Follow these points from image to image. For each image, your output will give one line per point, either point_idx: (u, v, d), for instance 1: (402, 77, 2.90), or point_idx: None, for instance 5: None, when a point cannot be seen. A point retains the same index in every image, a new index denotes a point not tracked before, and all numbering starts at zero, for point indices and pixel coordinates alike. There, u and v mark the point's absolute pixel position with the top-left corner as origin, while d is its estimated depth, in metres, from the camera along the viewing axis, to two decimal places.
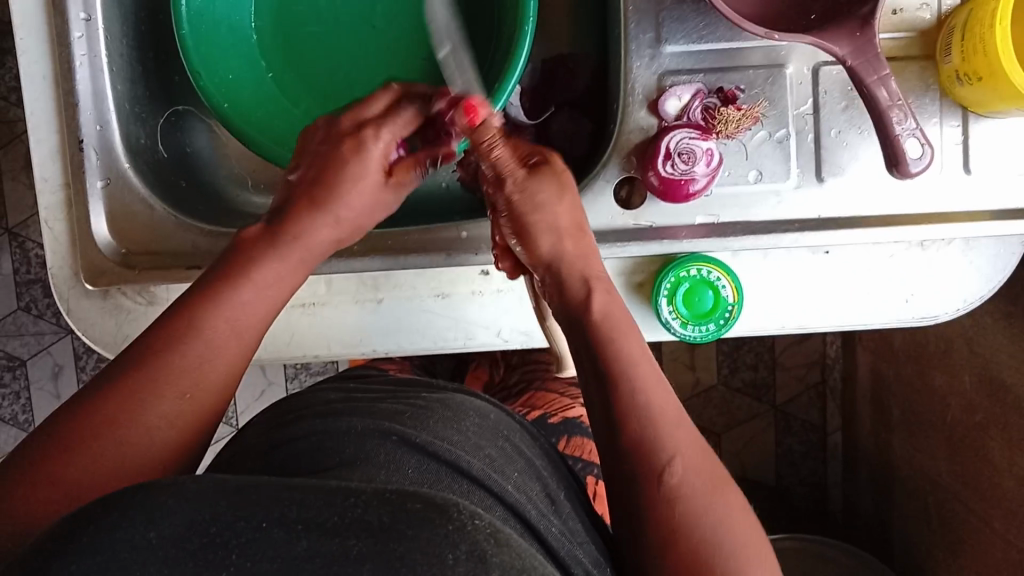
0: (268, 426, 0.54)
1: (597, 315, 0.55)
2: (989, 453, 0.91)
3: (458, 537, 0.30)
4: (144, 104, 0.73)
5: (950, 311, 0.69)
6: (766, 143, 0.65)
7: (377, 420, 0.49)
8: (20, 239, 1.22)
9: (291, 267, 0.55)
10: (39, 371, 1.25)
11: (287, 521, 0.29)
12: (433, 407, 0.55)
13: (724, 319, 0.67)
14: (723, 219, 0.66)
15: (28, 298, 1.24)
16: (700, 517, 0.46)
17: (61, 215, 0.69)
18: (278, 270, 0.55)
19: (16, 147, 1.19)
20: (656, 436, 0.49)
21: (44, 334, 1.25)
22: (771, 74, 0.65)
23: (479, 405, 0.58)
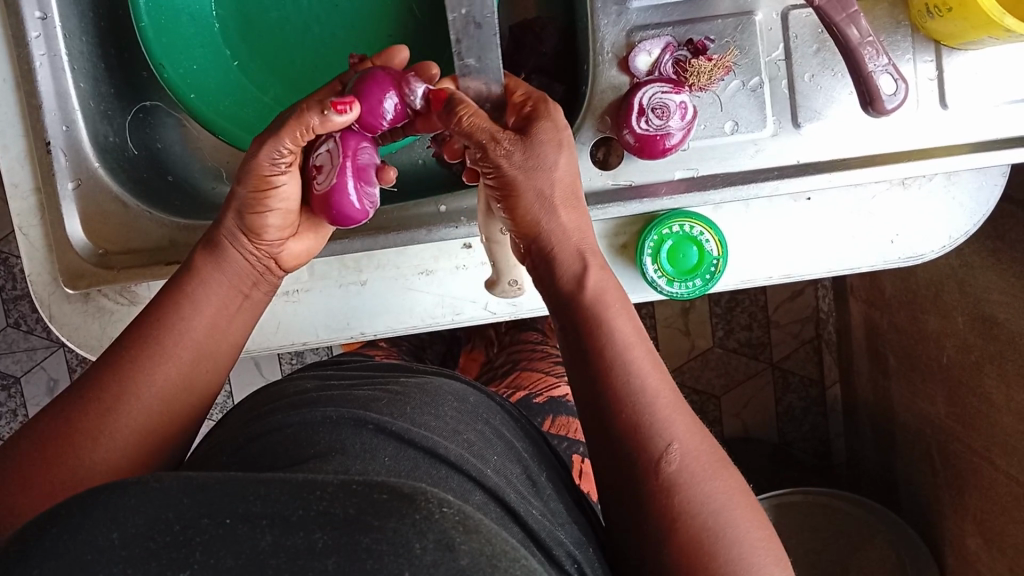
0: (245, 420, 0.53)
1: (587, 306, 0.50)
2: (985, 391, 0.92)
3: (426, 526, 0.28)
4: (110, 103, 0.72)
5: (936, 250, 0.68)
6: (739, 91, 0.65)
7: (351, 409, 0.48)
8: (4, 255, 1.23)
9: (227, 288, 0.55)
10: (34, 388, 1.27)
11: (250, 516, 0.28)
12: (411, 392, 0.54)
13: (710, 272, 0.65)
14: (702, 172, 0.66)
15: (17, 314, 1.25)
16: (702, 500, 0.45)
17: (37, 223, 0.69)
18: (213, 297, 0.54)
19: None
20: (653, 420, 0.46)
21: (35, 350, 1.26)
22: (740, 23, 0.65)
23: (457, 388, 0.57)
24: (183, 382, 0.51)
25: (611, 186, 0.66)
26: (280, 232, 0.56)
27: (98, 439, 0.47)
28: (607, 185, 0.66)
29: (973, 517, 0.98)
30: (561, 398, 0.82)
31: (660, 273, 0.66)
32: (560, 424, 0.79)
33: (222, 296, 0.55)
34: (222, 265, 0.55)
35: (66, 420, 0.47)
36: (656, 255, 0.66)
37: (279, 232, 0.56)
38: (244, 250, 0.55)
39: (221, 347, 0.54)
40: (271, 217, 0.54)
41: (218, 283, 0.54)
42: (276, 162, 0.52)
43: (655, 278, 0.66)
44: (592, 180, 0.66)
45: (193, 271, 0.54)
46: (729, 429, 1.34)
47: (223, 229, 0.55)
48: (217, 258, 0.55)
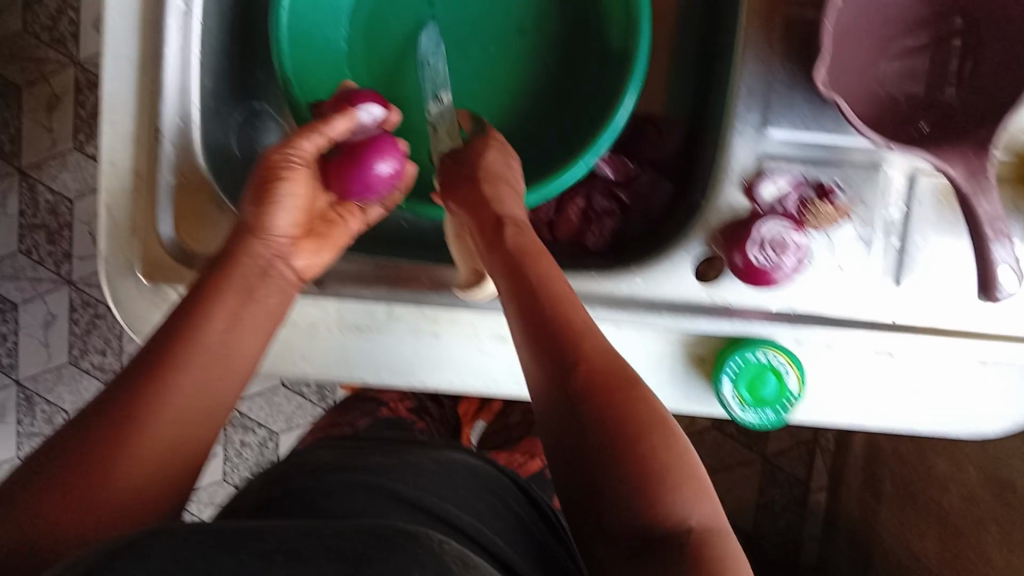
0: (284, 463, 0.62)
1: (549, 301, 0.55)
2: (984, 548, 0.96)
3: (426, 558, 0.34)
4: (223, 100, 0.71)
5: (996, 430, 0.69)
6: (854, 241, 0.66)
7: (362, 479, 0.57)
8: (31, 180, 1.30)
9: (239, 288, 0.57)
10: (28, 317, 1.34)
11: (265, 553, 0.33)
12: (406, 470, 0.61)
13: (785, 406, 0.65)
14: (798, 309, 0.66)
15: (30, 242, 1.32)
16: (678, 509, 0.49)
17: (125, 204, 0.67)
18: (234, 301, 0.56)
19: (43, 87, 1.29)
20: (608, 426, 0.51)
21: (39, 281, 1.34)
22: (870, 176, 0.65)
23: (466, 463, 0.67)
24: (194, 419, 0.52)
25: (706, 302, 0.66)
26: (289, 232, 0.61)
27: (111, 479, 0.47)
28: (703, 300, 0.66)
29: None
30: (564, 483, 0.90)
31: (736, 396, 0.66)
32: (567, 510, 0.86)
33: (230, 301, 0.56)
34: (230, 270, 0.57)
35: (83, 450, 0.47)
36: (737, 378, 0.65)
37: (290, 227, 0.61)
38: (255, 251, 0.59)
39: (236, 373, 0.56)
40: (282, 207, 0.60)
41: (229, 288, 0.57)
42: (303, 150, 0.61)
43: (729, 399, 0.66)
44: (690, 292, 0.66)
45: (214, 271, 0.58)
46: None
47: (229, 239, 0.59)
48: (226, 266, 0.57)
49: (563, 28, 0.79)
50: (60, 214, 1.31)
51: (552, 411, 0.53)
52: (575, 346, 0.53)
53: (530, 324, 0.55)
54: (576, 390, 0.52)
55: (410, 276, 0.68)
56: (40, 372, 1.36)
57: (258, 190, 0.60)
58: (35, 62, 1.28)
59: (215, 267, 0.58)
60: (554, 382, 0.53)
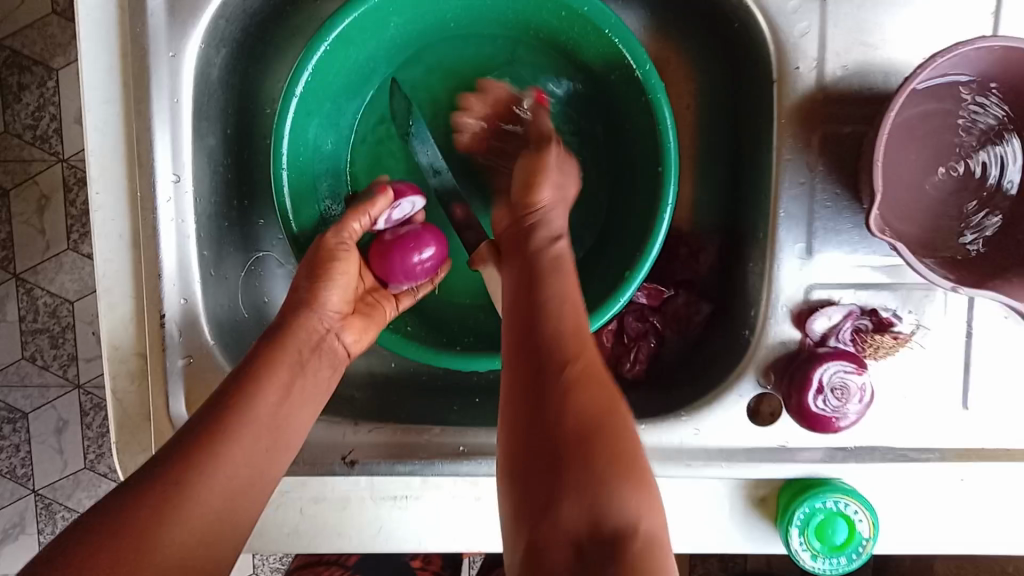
0: None
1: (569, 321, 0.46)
2: None
3: None
4: (226, 263, 0.66)
5: None
6: (917, 367, 0.61)
7: None
8: (28, 285, 1.15)
9: (283, 368, 0.52)
10: (40, 426, 1.19)
11: None
12: None
13: (858, 552, 0.60)
14: (860, 443, 0.62)
15: (33, 347, 1.17)
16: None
17: (133, 389, 0.63)
18: (277, 380, 0.51)
19: (31, 188, 1.13)
20: (608, 479, 0.40)
21: (48, 387, 1.18)
22: (929, 298, 0.60)
23: None
24: (223, 516, 0.44)
25: (765, 446, 0.62)
26: (336, 310, 0.60)
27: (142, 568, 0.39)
28: (761, 444, 0.62)
29: None
30: None
31: (805, 545, 0.61)
32: None
33: (283, 374, 0.52)
34: (278, 349, 0.54)
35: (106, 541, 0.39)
36: (805, 526, 0.61)
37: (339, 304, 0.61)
38: (309, 325, 0.57)
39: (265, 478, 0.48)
40: (334, 285, 0.60)
41: (276, 370, 0.52)
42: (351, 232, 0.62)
43: (799, 549, 0.61)
44: (746, 436, 0.62)
45: (247, 372, 0.51)
46: None
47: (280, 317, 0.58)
48: (274, 344, 0.54)
49: (580, 139, 0.73)
50: (61, 316, 1.16)
51: (522, 423, 0.43)
52: (569, 350, 0.44)
53: (530, 345, 0.45)
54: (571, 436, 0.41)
55: (445, 444, 0.64)
56: (58, 480, 1.19)
57: (314, 265, 0.60)
58: (15, 161, 1.12)
59: (255, 356, 0.53)
60: (544, 403, 0.42)
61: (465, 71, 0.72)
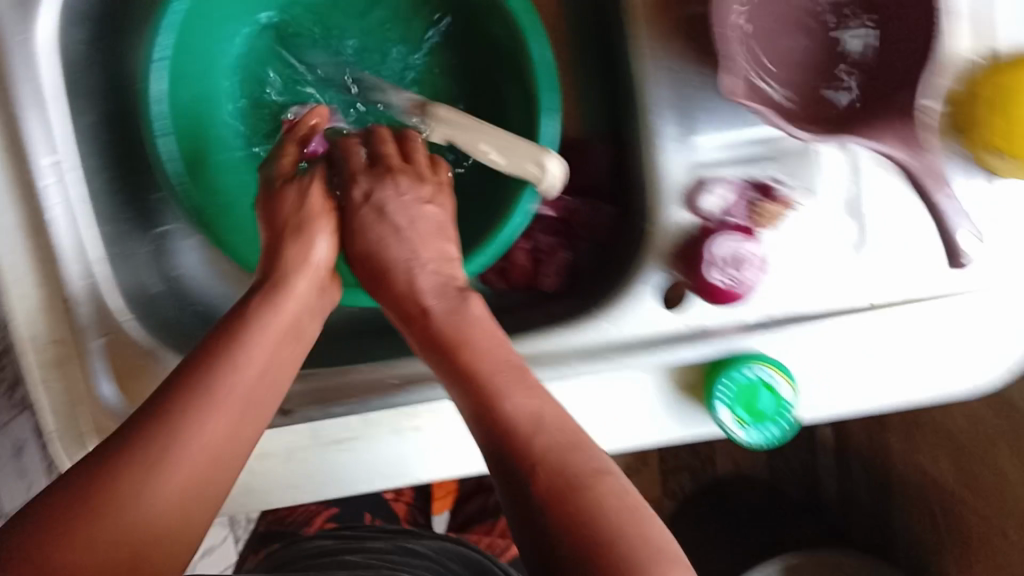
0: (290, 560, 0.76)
1: (525, 420, 0.47)
2: (998, 464, 0.97)
3: None
4: (127, 238, 0.66)
5: (1002, 376, 0.67)
6: (812, 232, 0.63)
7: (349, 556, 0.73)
8: None
9: (271, 342, 0.53)
10: None
11: None
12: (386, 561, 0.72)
13: (786, 417, 0.63)
14: (771, 314, 0.64)
15: None
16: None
17: (56, 378, 0.62)
18: (263, 353, 0.52)
19: None
20: (577, 503, 0.43)
21: None
22: (809, 161, 0.63)
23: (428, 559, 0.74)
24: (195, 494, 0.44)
25: (680, 331, 0.64)
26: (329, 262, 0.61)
27: (86, 543, 0.39)
28: (676, 329, 0.64)
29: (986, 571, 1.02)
30: None
31: (735, 420, 0.63)
32: None
33: (269, 347, 0.53)
34: (267, 323, 0.53)
35: (58, 515, 0.40)
36: (731, 400, 0.62)
37: (308, 273, 0.59)
38: (297, 280, 0.58)
39: (245, 435, 0.48)
40: (318, 245, 0.60)
41: (264, 341, 0.52)
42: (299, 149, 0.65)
43: (729, 424, 0.63)
44: (659, 324, 0.64)
45: (234, 338, 0.51)
46: None
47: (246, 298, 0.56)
48: (255, 322, 0.53)
49: (456, 69, 0.75)
50: None
51: (512, 511, 0.45)
52: (522, 433, 0.46)
53: (479, 416, 0.49)
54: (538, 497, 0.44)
55: (377, 380, 0.66)
56: None
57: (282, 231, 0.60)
58: None
59: (233, 325, 0.52)
60: (503, 452, 0.46)
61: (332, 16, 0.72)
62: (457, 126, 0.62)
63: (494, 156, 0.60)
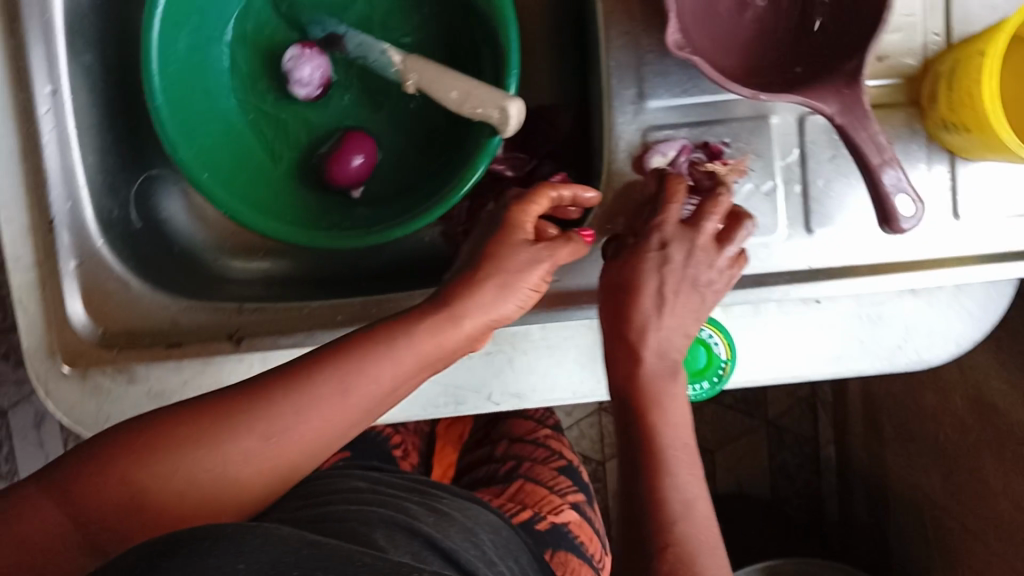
0: (304, 492, 0.68)
1: (648, 394, 0.57)
2: (983, 472, 0.95)
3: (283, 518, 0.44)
4: (115, 174, 0.71)
5: (944, 356, 0.68)
6: (755, 195, 0.65)
7: (385, 508, 0.64)
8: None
9: (389, 373, 0.54)
10: (21, 421, 1.24)
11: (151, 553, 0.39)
12: (431, 528, 0.64)
13: (719, 375, 0.66)
14: None
15: (7, 345, 1.23)
16: None
17: (36, 297, 0.67)
18: (372, 377, 0.53)
19: None
20: (677, 536, 0.54)
21: (24, 382, 1.24)
22: (757, 126, 0.64)
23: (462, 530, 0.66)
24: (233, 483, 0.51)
25: None
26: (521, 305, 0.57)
27: (155, 472, 0.50)
28: None
29: None
30: (559, 521, 0.87)
31: None
32: (558, 556, 0.83)
33: (383, 386, 0.54)
34: (394, 353, 0.54)
35: (153, 435, 0.51)
36: None
37: (483, 326, 0.56)
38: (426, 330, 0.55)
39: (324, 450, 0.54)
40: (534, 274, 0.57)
41: (376, 374, 0.53)
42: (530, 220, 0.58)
43: None
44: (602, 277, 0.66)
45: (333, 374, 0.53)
46: (723, 483, 1.41)
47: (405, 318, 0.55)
48: (372, 352, 0.54)
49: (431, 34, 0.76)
50: None
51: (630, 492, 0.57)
52: (672, 425, 0.57)
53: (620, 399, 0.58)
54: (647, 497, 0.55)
55: (325, 317, 0.67)
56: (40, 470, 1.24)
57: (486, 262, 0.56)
58: None
59: (320, 365, 0.53)
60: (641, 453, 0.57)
61: None
62: (427, 77, 0.67)
63: (458, 103, 0.65)
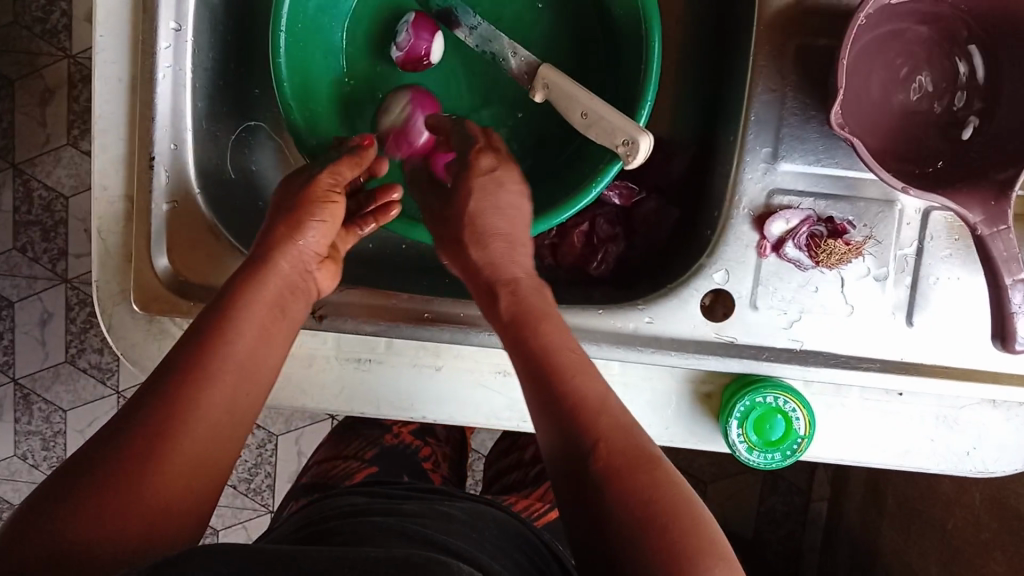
0: (305, 513, 0.66)
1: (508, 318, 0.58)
2: (987, 572, 0.96)
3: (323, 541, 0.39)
4: (220, 122, 0.69)
5: (1009, 470, 0.68)
6: (866, 279, 0.64)
7: (378, 511, 0.62)
8: (25, 175, 1.15)
9: (265, 310, 0.55)
10: (26, 316, 1.18)
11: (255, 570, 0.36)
12: (428, 522, 0.61)
13: (793, 449, 0.64)
14: (807, 346, 0.64)
15: (26, 238, 1.17)
16: (633, 493, 0.47)
17: (119, 231, 0.65)
18: (256, 320, 0.54)
19: (36, 79, 1.13)
20: (598, 432, 0.50)
21: (36, 279, 1.17)
22: (883, 211, 0.63)
23: (462, 526, 0.63)
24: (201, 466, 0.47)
25: (714, 339, 0.64)
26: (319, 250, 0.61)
27: (136, 483, 0.44)
28: (710, 337, 0.64)
29: None
30: None
31: (742, 439, 0.64)
32: None
33: (259, 323, 0.54)
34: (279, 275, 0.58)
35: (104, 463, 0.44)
36: (744, 420, 0.64)
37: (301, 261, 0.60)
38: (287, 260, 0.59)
39: (246, 398, 0.51)
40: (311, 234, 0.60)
41: (257, 309, 0.55)
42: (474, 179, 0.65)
43: (737, 442, 0.64)
44: (696, 329, 0.64)
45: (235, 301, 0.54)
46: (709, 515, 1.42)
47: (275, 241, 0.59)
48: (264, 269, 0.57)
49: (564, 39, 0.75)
50: (56, 211, 1.15)
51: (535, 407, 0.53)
52: (573, 367, 0.53)
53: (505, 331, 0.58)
54: (565, 412, 0.51)
55: (410, 309, 0.66)
56: (38, 370, 1.20)
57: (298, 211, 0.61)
58: (23, 51, 1.12)
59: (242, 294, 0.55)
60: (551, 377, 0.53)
61: None
62: (559, 93, 0.64)
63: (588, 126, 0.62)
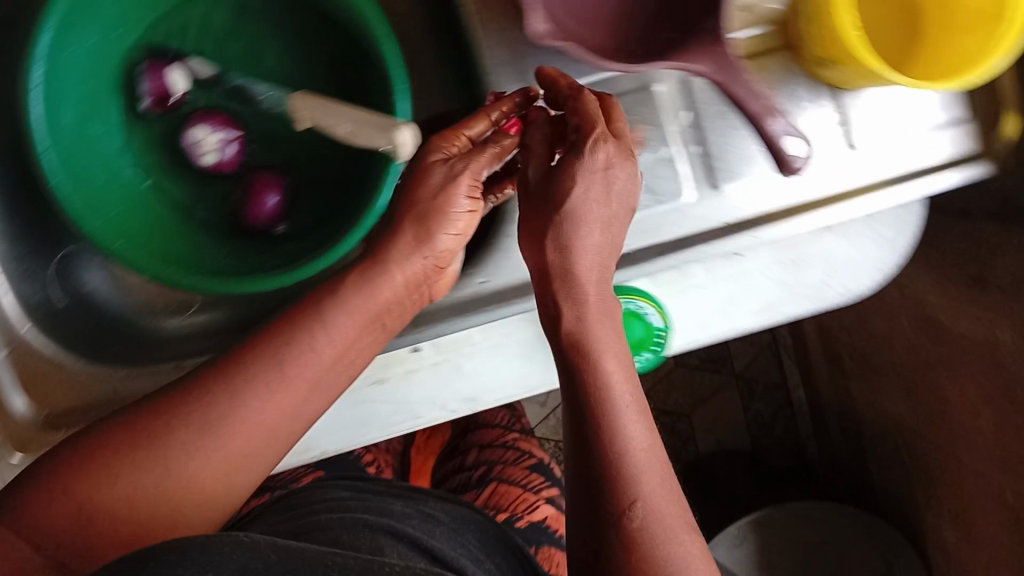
0: (284, 509, 0.73)
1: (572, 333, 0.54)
2: (938, 387, 0.97)
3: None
4: (29, 262, 0.72)
5: (871, 284, 0.70)
6: (657, 163, 0.66)
7: (361, 514, 0.68)
8: None
9: (309, 374, 0.53)
10: None
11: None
12: (397, 527, 0.66)
13: (658, 342, 0.68)
14: (632, 247, 0.67)
15: None
16: (665, 561, 0.50)
17: None
18: (273, 400, 0.52)
19: None
20: (627, 473, 0.52)
21: None
22: (644, 97, 0.66)
23: (433, 517, 0.72)
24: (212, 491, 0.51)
25: None
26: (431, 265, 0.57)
27: (111, 481, 0.48)
28: None
29: (952, 507, 1.02)
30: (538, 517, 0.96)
31: None
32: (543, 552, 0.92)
33: (297, 389, 0.53)
34: (322, 334, 0.53)
35: (78, 468, 0.48)
36: None
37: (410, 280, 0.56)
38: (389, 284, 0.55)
39: (286, 434, 0.53)
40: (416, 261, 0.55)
41: (292, 380, 0.52)
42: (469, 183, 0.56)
43: None
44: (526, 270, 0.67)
45: (248, 375, 0.52)
46: (704, 443, 1.42)
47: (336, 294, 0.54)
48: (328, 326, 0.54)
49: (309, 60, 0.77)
50: None
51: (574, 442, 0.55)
52: (613, 381, 0.54)
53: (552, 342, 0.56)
54: (598, 466, 0.53)
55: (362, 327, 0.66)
56: None
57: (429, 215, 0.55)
58: None
59: (261, 349, 0.53)
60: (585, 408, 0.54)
61: (187, 27, 0.76)
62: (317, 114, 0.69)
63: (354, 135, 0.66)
